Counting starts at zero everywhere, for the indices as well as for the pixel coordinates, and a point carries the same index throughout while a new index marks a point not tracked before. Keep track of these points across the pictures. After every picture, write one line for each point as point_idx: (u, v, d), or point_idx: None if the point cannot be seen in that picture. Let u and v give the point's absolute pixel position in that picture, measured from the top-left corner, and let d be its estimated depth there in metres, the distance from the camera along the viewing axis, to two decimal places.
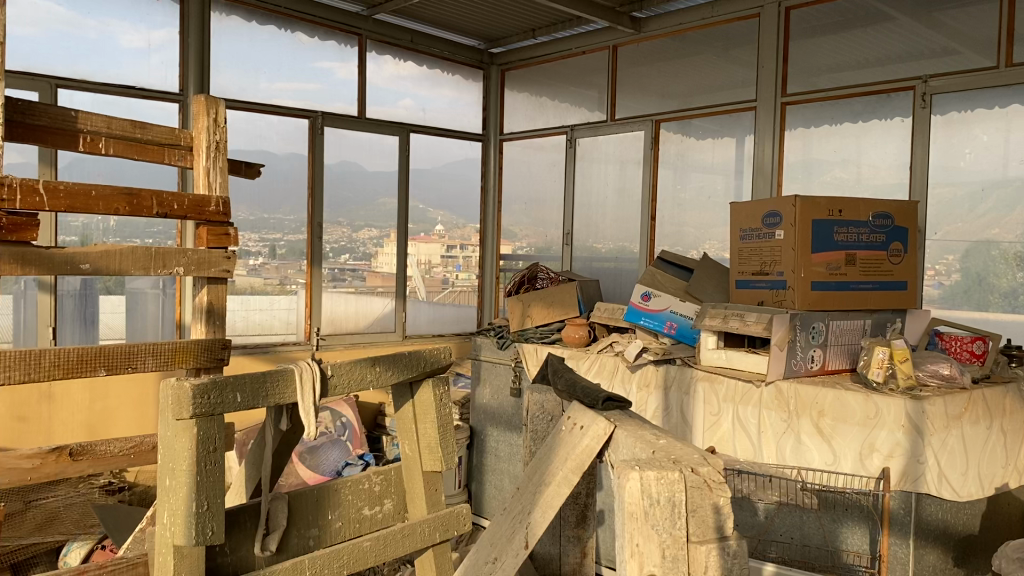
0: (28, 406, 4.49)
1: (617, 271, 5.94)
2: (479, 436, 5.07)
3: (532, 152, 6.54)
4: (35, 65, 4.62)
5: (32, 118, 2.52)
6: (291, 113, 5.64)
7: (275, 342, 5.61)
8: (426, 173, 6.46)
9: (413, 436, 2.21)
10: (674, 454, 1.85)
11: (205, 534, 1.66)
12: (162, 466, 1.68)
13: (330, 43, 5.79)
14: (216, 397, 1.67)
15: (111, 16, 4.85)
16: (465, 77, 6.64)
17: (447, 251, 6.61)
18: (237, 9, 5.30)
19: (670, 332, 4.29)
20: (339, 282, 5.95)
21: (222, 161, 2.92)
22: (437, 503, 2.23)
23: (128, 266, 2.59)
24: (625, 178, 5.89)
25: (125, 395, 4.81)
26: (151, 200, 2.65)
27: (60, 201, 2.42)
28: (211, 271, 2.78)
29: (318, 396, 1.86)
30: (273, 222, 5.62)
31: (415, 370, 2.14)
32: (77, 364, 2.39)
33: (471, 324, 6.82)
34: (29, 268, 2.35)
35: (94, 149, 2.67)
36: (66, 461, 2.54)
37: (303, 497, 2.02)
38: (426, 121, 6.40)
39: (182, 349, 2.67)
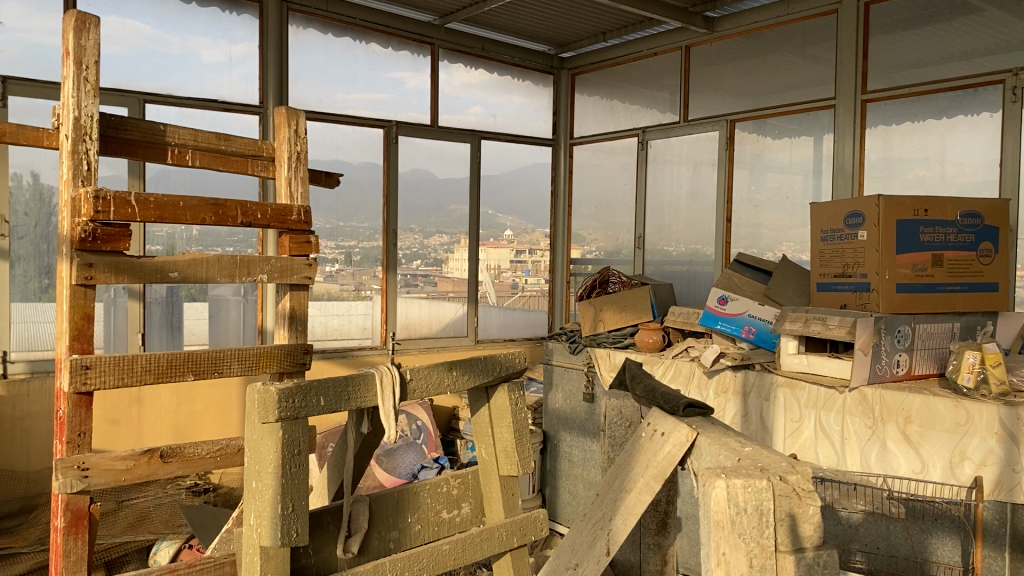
0: (120, 409, 4.67)
1: (690, 274, 5.86)
2: (553, 442, 5.00)
3: (602, 156, 6.51)
4: (124, 83, 4.80)
5: (124, 132, 2.63)
6: (365, 123, 5.75)
7: (351, 346, 5.71)
8: (497, 179, 6.49)
9: (489, 440, 2.21)
10: (760, 461, 1.82)
11: (290, 535, 1.70)
12: (248, 468, 1.73)
13: (403, 53, 5.89)
14: (300, 401, 1.71)
15: (193, 33, 5.01)
16: (535, 82, 6.66)
17: (516, 256, 6.63)
18: (313, 22, 5.43)
19: (748, 336, 4.21)
20: (412, 288, 6.03)
21: (303, 170, 2.98)
22: (513, 508, 2.23)
23: (215, 274, 2.65)
24: (698, 180, 5.81)
25: (209, 399, 4.97)
26: (236, 210, 2.70)
27: (150, 212, 2.50)
28: (293, 279, 2.84)
29: (397, 400, 1.88)
30: (348, 229, 5.72)
31: (491, 374, 2.15)
32: (167, 369, 2.48)
33: (541, 328, 6.83)
34: (122, 277, 2.46)
35: (181, 161, 2.78)
36: (158, 464, 2.59)
37: (382, 499, 2.05)
38: (497, 127, 6.44)
39: (266, 354, 2.72)
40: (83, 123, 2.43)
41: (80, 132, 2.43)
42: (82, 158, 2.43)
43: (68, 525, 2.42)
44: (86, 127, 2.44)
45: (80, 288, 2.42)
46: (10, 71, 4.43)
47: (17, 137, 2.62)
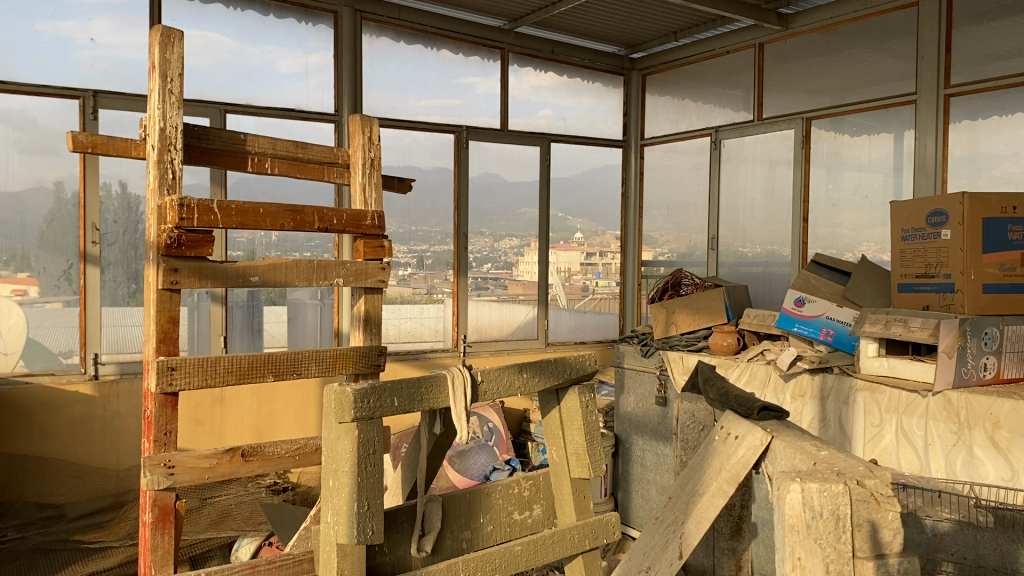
0: (203, 409, 4.84)
1: (766, 276, 5.75)
2: (625, 445, 4.96)
3: (674, 157, 6.45)
4: (207, 94, 4.97)
5: (207, 141, 2.73)
6: (437, 129, 5.82)
7: (424, 349, 5.79)
8: (567, 181, 6.49)
9: (560, 443, 2.22)
10: (836, 465, 1.79)
11: (366, 533, 1.74)
12: (325, 468, 1.77)
13: (473, 59, 5.95)
14: (374, 401, 1.75)
15: (271, 44, 5.16)
16: (605, 84, 6.64)
17: (586, 258, 6.61)
18: (386, 31, 5.53)
19: (826, 339, 4.11)
20: (482, 291, 6.07)
21: (377, 176, 3.04)
22: (585, 510, 2.23)
23: (293, 278, 2.73)
24: (773, 180, 5.70)
25: (287, 400, 5.10)
26: (314, 215, 2.77)
27: (232, 218, 2.58)
28: (368, 282, 2.90)
29: (469, 401, 1.91)
30: (420, 234, 5.81)
31: (562, 376, 2.16)
32: (247, 371, 2.55)
33: (613, 331, 6.80)
34: (205, 281, 2.55)
35: (261, 169, 2.86)
36: (239, 462, 2.67)
37: (455, 500, 2.07)
38: (566, 129, 6.45)
39: (343, 356, 2.78)
40: (168, 133, 2.53)
41: (166, 142, 2.53)
42: (167, 167, 2.53)
43: (155, 520, 2.51)
44: (171, 137, 2.54)
45: (166, 293, 2.52)
46: (100, 85, 4.63)
47: (108, 148, 2.75)
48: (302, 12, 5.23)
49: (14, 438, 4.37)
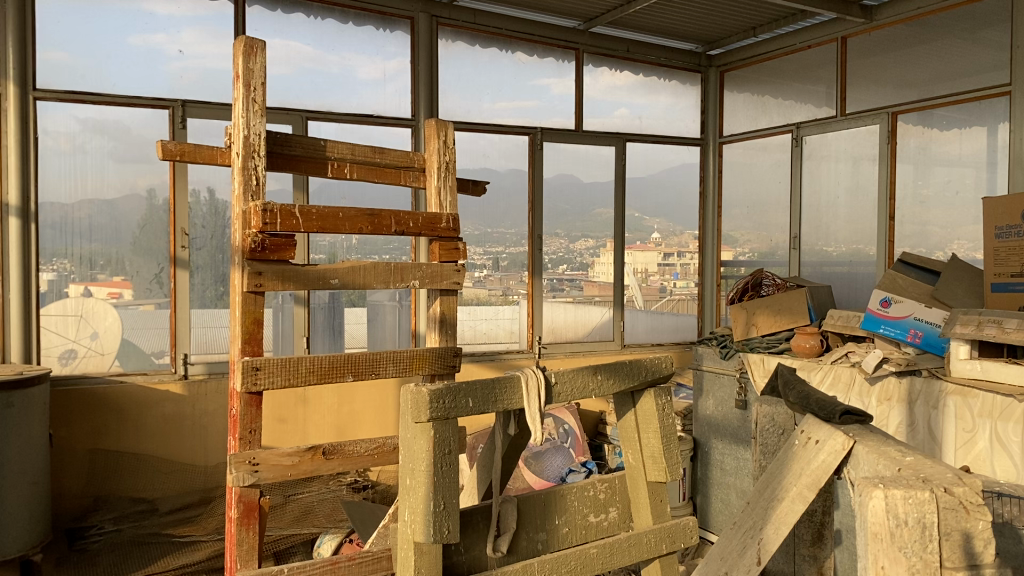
0: (286, 408, 4.97)
1: (851, 275, 5.58)
2: (704, 449, 4.89)
3: (754, 154, 6.32)
4: (290, 102, 5.10)
5: (289, 148, 2.81)
6: (512, 130, 5.85)
7: (500, 350, 5.83)
8: (643, 181, 6.43)
9: (636, 446, 2.21)
10: (923, 472, 1.72)
11: (442, 532, 1.76)
12: (402, 467, 1.80)
13: (548, 60, 5.97)
14: (450, 402, 1.77)
15: (351, 51, 5.27)
16: (682, 82, 6.55)
17: (664, 258, 6.53)
18: (462, 35, 5.60)
19: (914, 341, 3.97)
20: (558, 293, 6.07)
21: (452, 180, 3.08)
22: (662, 514, 2.21)
23: (371, 281, 2.78)
24: (858, 177, 5.53)
25: (368, 399, 5.20)
26: (391, 219, 2.82)
27: (313, 223, 2.65)
28: (443, 284, 2.93)
29: (542, 403, 1.92)
30: (495, 236, 5.85)
31: (636, 378, 2.14)
32: (328, 371, 2.61)
33: (691, 333, 6.69)
34: (288, 284, 2.62)
35: (340, 174, 2.93)
36: (320, 460, 2.74)
37: (530, 501, 2.08)
38: (643, 129, 6.39)
39: (419, 357, 2.83)
40: (251, 141, 2.62)
41: (250, 149, 2.62)
42: (251, 174, 2.61)
43: (241, 516, 2.60)
44: (254, 144, 2.62)
45: (251, 295, 2.60)
46: (188, 95, 4.81)
47: (195, 156, 2.85)
48: (380, 19, 5.33)
49: (110, 435, 4.56)
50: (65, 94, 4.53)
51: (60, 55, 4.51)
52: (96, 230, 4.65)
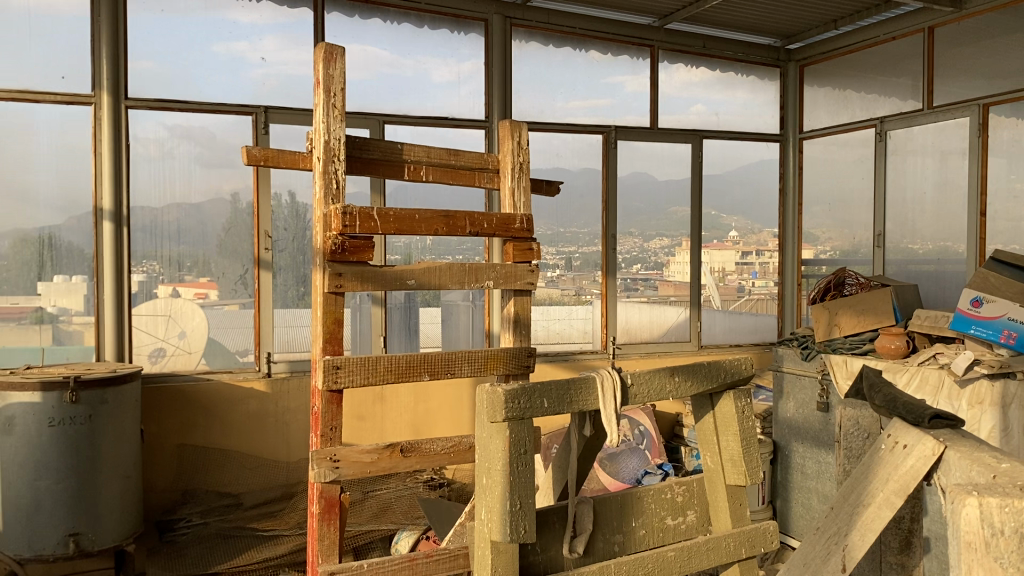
0: (365, 406, 5.06)
1: (939, 275, 5.38)
2: (784, 452, 4.78)
3: (836, 150, 6.15)
4: (367, 106, 5.19)
5: (367, 152, 2.86)
6: (586, 130, 5.83)
7: (574, 350, 5.82)
8: (720, 179, 6.33)
9: (715, 449, 2.19)
10: (1019, 480, 1.66)
11: (518, 532, 1.77)
12: (478, 466, 1.81)
13: (623, 58, 5.93)
14: (525, 402, 1.78)
15: (426, 55, 5.34)
16: (760, 77, 6.43)
17: (742, 257, 6.42)
18: (535, 35, 5.62)
19: (1007, 342, 3.81)
20: (632, 292, 6.02)
21: (526, 180, 3.09)
22: (741, 518, 2.18)
23: (446, 281, 2.81)
24: (946, 172, 5.33)
25: (443, 398, 5.27)
26: (466, 220, 2.84)
27: (390, 225, 2.69)
28: (517, 284, 2.95)
29: (618, 404, 1.92)
30: (568, 235, 5.85)
31: (716, 379, 2.12)
32: (405, 370, 2.66)
33: (770, 333, 6.55)
34: (367, 285, 2.67)
35: (417, 177, 2.96)
36: (398, 457, 2.79)
37: (606, 503, 2.07)
38: (719, 125, 6.29)
39: (494, 357, 2.85)
40: (332, 145, 2.68)
41: (330, 154, 2.68)
42: (331, 177, 2.68)
43: (322, 511, 2.66)
44: (334, 149, 2.68)
45: (332, 296, 2.67)
46: (270, 102, 4.95)
47: (278, 161, 2.94)
48: (454, 22, 5.39)
49: (198, 430, 4.72)
50: (155, 103, 4.71)
51: (149, 64, 4.69)
52: (184, 233, 4.82)
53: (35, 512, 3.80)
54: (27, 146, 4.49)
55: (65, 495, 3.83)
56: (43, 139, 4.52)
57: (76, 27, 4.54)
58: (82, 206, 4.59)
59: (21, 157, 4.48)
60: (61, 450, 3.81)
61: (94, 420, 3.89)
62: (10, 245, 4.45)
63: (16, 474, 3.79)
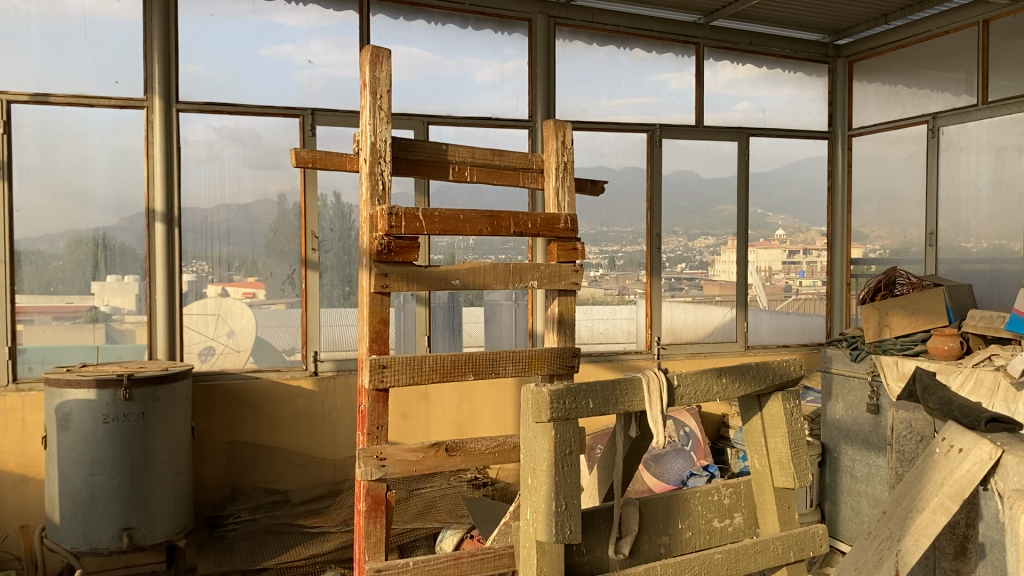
0: (410, 405, 5.10)
1: (995, 275, 5.24)
2: (833, 455, 4.70)
3: (887, 147, 6.03)
4: (411, 107, 5.23)
5: (412, 154, 2.88)
6: (630, 128, 5.80)
7: (617, 351, 5.80)
8: (766, 176, 6.24)
9: (763, 450, 2.16)
10: None
11: (564, 532, 1.77)
12: (524, 466, 1.82)
13: (667, 56, 5.89)
14: (570, 402, 1.78)
15: (469, 55, 5.35)
16: (808, 73, 6.34)
17: (789, 256, 6.32)
18: (579, 34, 5.61)
19: None
20: (676, 292, 5.97)
21: (570, 180, 3.08)
22: (790, 521, 2.16)
23: (491, 281, 2.82)
24: (1001, 168, 5.20)
25: (487, 398, 5.28)
26: (510, 220, 2.85)
27: (435, 225, 2.71)
28: (561, 284, 2.94)
29: (665, 405, 1.91)
30: (611, 235, 5.82)
31: (764, 381, 2.09)
32: (450, 368, 2.68)
33: (819, 333, 6.45)
34: (412, 285, 2.69)
35: (461, 177, 2.97)
36: (443, 456, 2.80)
37: (652, 504, 2.07)
38: (766, 122, 6.21)
39: (538, 357, 2.85)
40: (378, 147, 2.71)
41: (377, 155, 2.71)
42: (378, 179, 2.70)
43: (368, 508, 2.69)
44: (381, 151, 2.71)
45: (378, 296, 2.69)
46: (317, 103, 5.02)
47: (326, 163, 2.97)
48: (498, 22, 5.40)
49: (247, 428, 4.81)
50: (204, 106, 4.79)
51: (198, 68, 4.78)
52: (232, 234, 4.90)
53: (91, 507, 3.90)
54: (81, 149, 4.60)
55: (119, 490, 3.92)
56: (97, 142, 4.63)
57: (129, 33, 4.65)
58: (134, 207, 4.70)
59: (75, 160, 4.60)
60: (115, 445, 3.91)
61: (146, 417, 3.97)
62: (65, 246, 4.57)
63: (72, 469, 3.90)
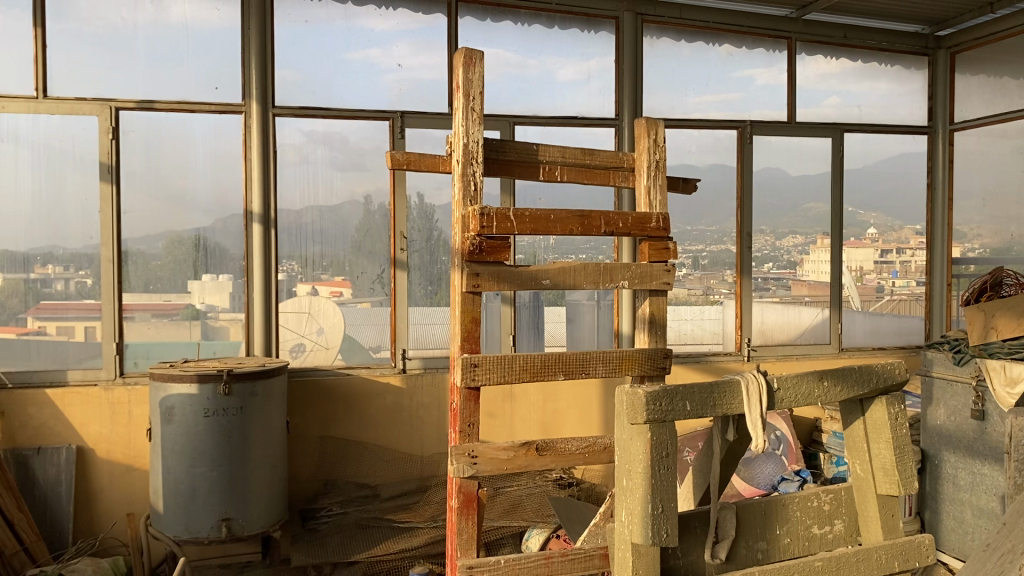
0: (495, 404, 5.14)
1: None
2: (933, 462, 4.53)
3: (992, 141, 5.80)
4: (498, 108, 5.26)
5: (504, 154, 2.90)
6: (718, 125, 5.71)
7: (704, 352, 5.71)
8: (860, 173, 6.04)
9: (865, 457, 2.10)
10: None
11: (660, 535, 1.75)
12: (619, 467, 1.81)
13: (758, 51, 5.77)
14: (667, 404, 1.76)
15: (555, 55, 5.36)
16: (906, 66, 6.11)
17: (881, 256, 6.11)
18: (667, 31, 5.56)
19: None
20: (763, 292, 5.84)
21: (662, 179, 3.05)
22: (893, 529, 2.09)
23: (581, 281, 2.81)
24: None
25: (573, 398, 5.27)
26: (601, 219, 2.83)
27: (526, 225, 2.71)
28: (653, 284, 2.91)
29: (764, 409, 1.86)
30: (695, 234, 5.73)
31: (867, 385, 2.03)
32: (541, 368, 2.68)
33: (916, 336, 6.21)
34: (503, 285, 2.71)
35: (552, 177, 2.98)
36: (534, 456, 2.79)
37: (750, 509, 2.02)
38: (861, 117, 6.02)
39: (629, 357, 2.84)
40: (471, 148, 2.73)
41: (469, 157, 2.74)
42: (470, 180, 2.73)
43: (461, 505, 2.72)
44: (473, 152, 2.74)
45: (469, 295, 2.72)
46: (406, 107, 5.10)
47: (420, 164, 3.02)
48: (585, 21, 5.39)
49: (338, 423, 4.93)
50: (299, 110, 4.92)
51: (291, 73, 4.91)
52: (323, 234, 5.01)
53: (192, 497, 4.06)
54: (183, 152, 4.79)
55: (218, 482, 4.07)
56: (198, 145, 4.81)
57: (228, 41, 4.81)
58: (231, 209, 4.86)
59: (177, 163, 4.78)
60: (214, 439, 4.05)
61: (244, 411, 4.11)
62: (164, 246, 4.76)
63: (175, 461, 4.07)
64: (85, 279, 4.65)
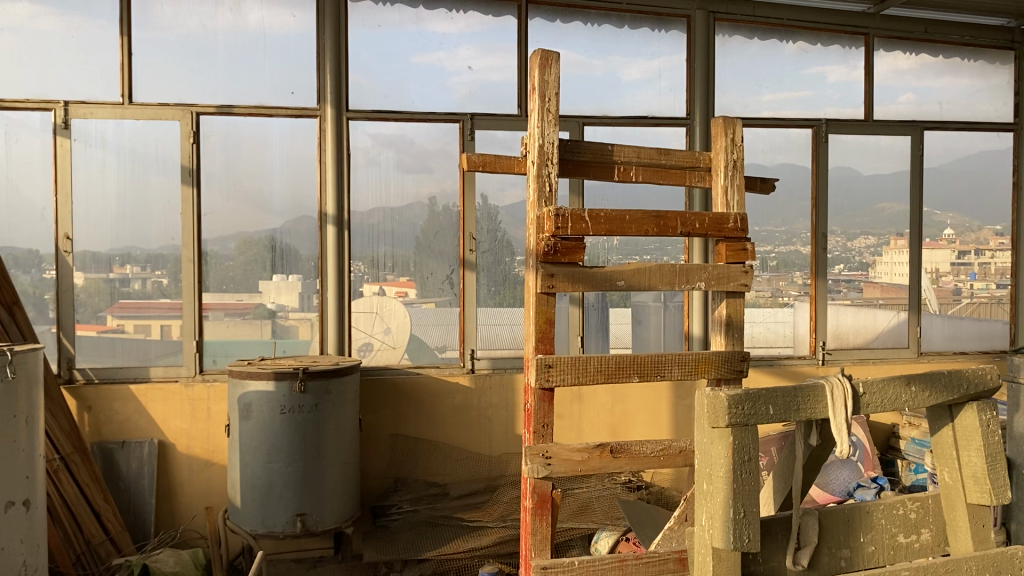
0: (564, 405, 5.14)
1: None
2: None
3: None
4: (567, 108, 5.26)
5: (579, 154, 2.89)
6: (792, 124, 5.61)
7: (776, 355, 5.61)
8: (939, 172, 5.86)
9: (953, 464, 2.03)
10: None
11: (742, 540, 1.73)
12: (699, 471, 1.79)
13: (834, 48, 5.66)
14: (749, 408, 1.73)
15: (624, 54, 5.33)
16: (990, 62, 5.91)
17: (959, 257, 5.92)
18: (740, 28, 5.49)
19: None
20: (835, 295, 5.70)
21: (739, 178, 3.00)
22: (985, 541, 2.01)
23: (656, 282, 2.79)
24: None
25: (642, 400, 5.23)
26: (677, 220, 2.81)
27: (601, 226, 2.71)
28: (730, 286, 2.87)
29: (850, 413, 1.82)
30: (764, 234, 5.63)
31: (957, 391, 1.97)
32: (614, 370, 2.68)
33: (1000, 341, 6.00)
34: (577, 286, 2.70)
35: (626, 177, 2.97)
36: (607, 458, 2.79)
37: (834, 515, 1.98)
38: (942, 115, 5.85)
39: (705, 360, 2.81)
40: (546, 149, 2.74)
41: (544, 158, 2.75)
42: (545, 181, 2.74)
43: (535, 506, 2.72)
44: (548, 153, 2.75)
45: (544, 296, 2.72)
46: (476, 109, 5.14)
47: (496, 166, 3.04)
48: (655, 20, 5.36)
49: (408, 422, 4.99)
50: (372, 113, 5.00)
51: (364, 77, 5.00)
52: (393, 235, 5.08)
53: (268, 492, 4.16)
54: (260, 155, 4.91)
55: (293, 478, 4.16)
56: (274, 148, 4.93)
57: (304, 46, 4.92)
58: (305, 211, 4.97)
59: (253, 165, 4.91)
60: (289, 436, 4.14)
61: (319, 409, 4.19)
62: (236, 247, 4.88)
63: (251, 457, 4.17)
64: (162, 279, 4.80)
